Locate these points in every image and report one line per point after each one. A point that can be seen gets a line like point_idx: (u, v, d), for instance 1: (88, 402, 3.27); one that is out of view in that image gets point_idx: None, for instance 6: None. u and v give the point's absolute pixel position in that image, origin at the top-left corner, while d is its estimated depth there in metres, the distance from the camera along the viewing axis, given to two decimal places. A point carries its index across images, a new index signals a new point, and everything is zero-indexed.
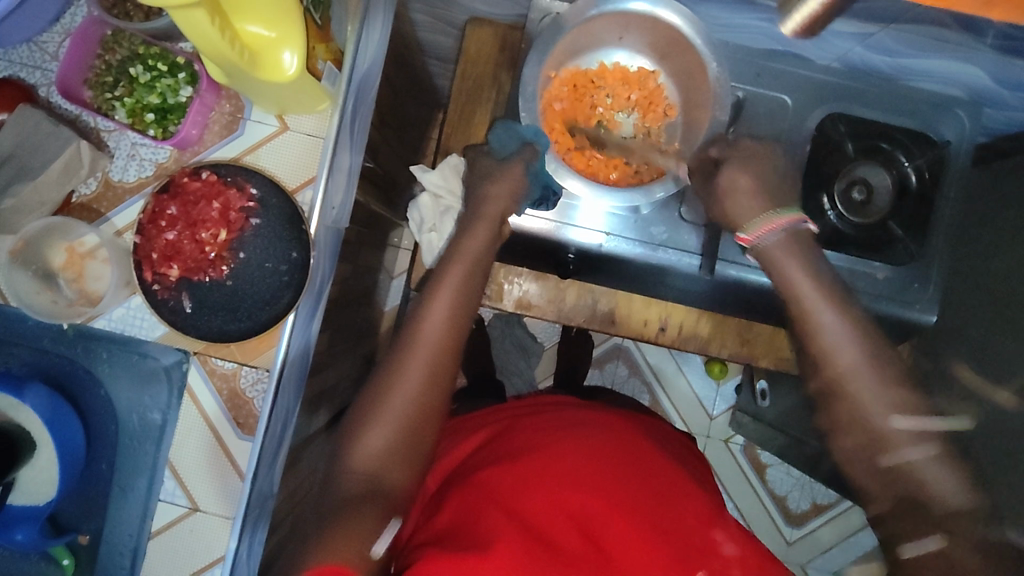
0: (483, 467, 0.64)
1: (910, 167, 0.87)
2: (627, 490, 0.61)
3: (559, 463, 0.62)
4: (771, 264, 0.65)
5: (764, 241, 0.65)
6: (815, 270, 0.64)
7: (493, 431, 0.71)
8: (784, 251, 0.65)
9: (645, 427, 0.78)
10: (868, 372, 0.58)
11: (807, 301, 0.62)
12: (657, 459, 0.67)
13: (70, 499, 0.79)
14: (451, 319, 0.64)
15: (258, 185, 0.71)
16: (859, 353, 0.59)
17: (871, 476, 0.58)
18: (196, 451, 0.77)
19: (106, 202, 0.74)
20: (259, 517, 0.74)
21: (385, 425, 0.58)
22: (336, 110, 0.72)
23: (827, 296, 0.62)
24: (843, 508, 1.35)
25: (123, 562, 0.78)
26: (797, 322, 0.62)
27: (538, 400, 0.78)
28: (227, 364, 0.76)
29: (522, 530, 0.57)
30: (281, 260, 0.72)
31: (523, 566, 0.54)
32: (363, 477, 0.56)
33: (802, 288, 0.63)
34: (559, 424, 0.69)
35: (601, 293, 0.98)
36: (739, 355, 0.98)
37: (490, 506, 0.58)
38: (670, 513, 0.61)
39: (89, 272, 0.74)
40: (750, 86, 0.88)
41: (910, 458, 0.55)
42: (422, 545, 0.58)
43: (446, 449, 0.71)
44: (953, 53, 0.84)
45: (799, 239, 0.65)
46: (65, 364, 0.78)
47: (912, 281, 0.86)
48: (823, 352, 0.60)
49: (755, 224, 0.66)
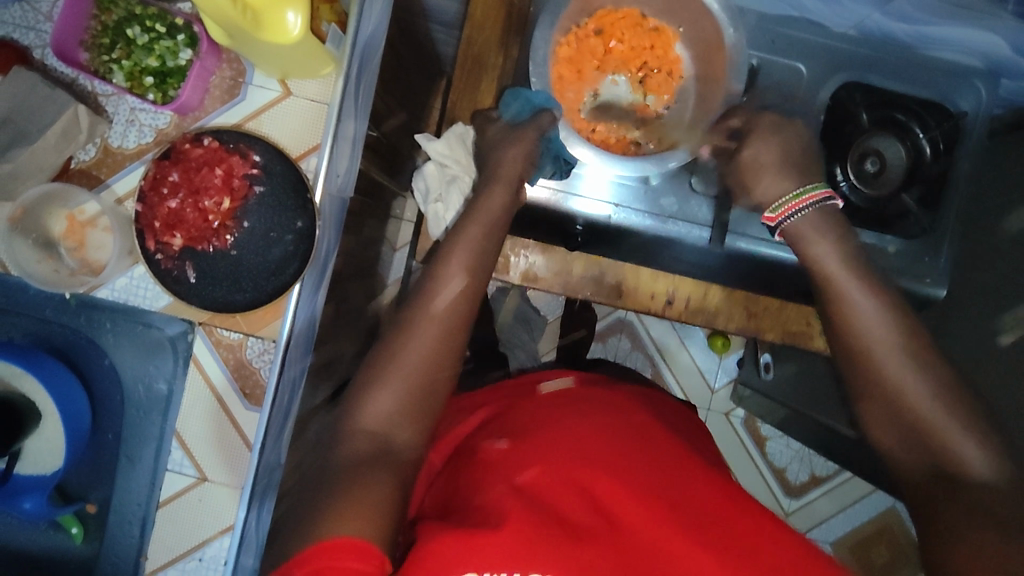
0: (490, 443, 0.63)
1: (924, 138, 0.86)
2: (634, 461, 0.61)
3: (568, 438, 0.61)
4: (800, 242, 0.67)
5: (789, 219, 0.67)
6: (848, 253, 0.65)
7: (496, 409, 0.70)
8: (813, 232, 0.66)
9: (653, 404, 0.77)
10: (903, 353, 0.58)
11: (837, 281, 0.63)
12: (665, 436, 0.66)
13: (78, 469, 0.79)
14: (467, 295, 0.63)
15: (261, 152, 0.70)
16: (893, 328, 0.59)
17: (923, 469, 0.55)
18: (203, 419, 0.76)
19: (106, 168, 0.72)
20: (267, 488, 0.76)
21: (401, 396, 0.58)
22: (341, 76, 0.69)
23: (859, 277, 0.62)
24: (841, 480, 1.37)
25: (133, 531, 0.78)
26: (831, 299, 0.63)
27: (540, 375, 0.78)
28: (233, 334, 0.75)
29: (529, 505, 0.56)
30: (287, 230, 0.70)
31: (533, 541, 0.53)
32: (373, 437, 0.56)
33: (832, 270, 0.64)
34: (564, 404, 0.68)
35: (609, 265, 0.92)
36: (747, 330, 0.94)
37: (500, 484, 0.58)
38: (677, 484, 0.60)
39: (90, 241, 0.73)
40: (765, 52, 0.89)
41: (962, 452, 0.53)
42: (428, 521, 0.58)
43: (451, 424, 0.71)
44: (974, 19, 0.81)
45: (831, 219, 0.67)
46: (68, 335, 0.77)
47: (923, 255, 0.88)
48: (847, 325, 0.61)
49: (782, 204, 0.68)
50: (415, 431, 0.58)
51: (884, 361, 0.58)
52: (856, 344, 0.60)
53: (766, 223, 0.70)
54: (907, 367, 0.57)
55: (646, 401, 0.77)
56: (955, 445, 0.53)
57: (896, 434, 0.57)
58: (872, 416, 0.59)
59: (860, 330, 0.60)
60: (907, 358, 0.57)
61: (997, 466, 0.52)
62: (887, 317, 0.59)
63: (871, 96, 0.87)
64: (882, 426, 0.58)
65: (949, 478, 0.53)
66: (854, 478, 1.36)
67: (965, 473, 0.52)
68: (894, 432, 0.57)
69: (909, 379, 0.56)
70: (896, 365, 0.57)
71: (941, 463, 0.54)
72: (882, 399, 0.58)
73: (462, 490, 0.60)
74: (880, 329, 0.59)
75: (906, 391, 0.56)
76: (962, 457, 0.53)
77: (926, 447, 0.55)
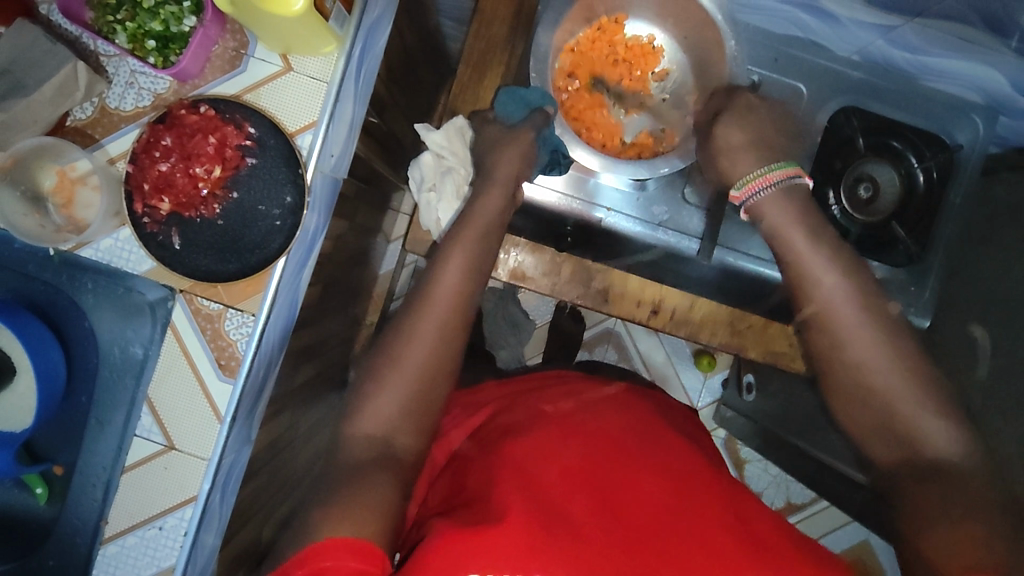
0: (493, 442, 0.64)
1: (920, 167, 0.90)
2: (637, 459, 0.60)
3: (571, 436, 0.62)
4: (765, 219, 0.68)
5: (756, 196, 0.68)
6: (817, 231, 0.66)
7: (497, 407, 0.71)
8: (778, 206, 0.67)
9: (655, 404, 0.77)
10: (866, 329, 0.59)
11: (803, 262, 0.64)
12: (665, 432, 0.67)
13: (48, 429, 0.79)
14: (455, 286, 0.63)
15: (256, 125, 0.71)
16: (861, 320, 0.60)
17: (888, 449, 0.57)
18: (175, 388, 0.74)
19: (101, 129, 0.73)
20: (233, 466, 0.77)
21: (382, 381, 0.58)
22: (343, 55, 0.72)
23: (825, 253, 0.64)
24: (818, 509, 1.36)
25: (95, 494, 0.76)
26: (797, 278, 0.65)
27: (542, 374, 0.78)
28: (213, 304, 0.74)
29: (534, 500, 0.55)
30: (276, 205, 0.71)
31: (541, 538, 0.52)
32: (375, 442, 0.56)
33: (799, 249, 0.65)
34: (560, 406, 0.67)
35: (597, 270, 0.94)
36: (728, 345, 0.96)
37: (505, 481, 0.57)
38: (684, 485, 0.59)
39: (79, 199, 0.73)
40: (766, 70, 0.92)
41: (926, 431, 0.55)
42: (433, 518, 0.58)
43: (452, 423, 0.72)
44: (976, 54, 0.82)
45: (795, 194, 0.68)
46: (50, 293, 0.77)
47: (909, 283, 0.90)
48: (822, 308, 0.62)
49: (746, 181, 0.68)
50: (409, 429, 0.57)
51: (858, 350, 0.59)
52: (823, 330, 0.61)
53: (733, 201, 0.72)
54: (870, 355, 0.58)
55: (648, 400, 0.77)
56: (922, 428, 0.56)
57: (859, 408, 0.59)
58: (846, 410, 0.60)
59: (824, 305, 0.62)
60: (875, 342, 0.59)
61: (961, 442, 0.55)
62: (853, 303, 0.61)
63: (869, 120, 0.91)
64: (857, 415, 0.59)
65: (914, 455, 0.56)
66: (831, 508, 1.35)
67: (932, 453, 0.55)
68: (864, 418, 0.59)
69: (872, 357, 0.58)
70: (868, 355, 0.59)
71: (908, 444, 0.56)
72: (854, 391, 0.59)
73: (467, 486, 0.60)
74: (854, 314, 0.60)
75: (871, 374, 0.58)
76: (928, 436, 0.55)
77: (898, 438, 0.57)
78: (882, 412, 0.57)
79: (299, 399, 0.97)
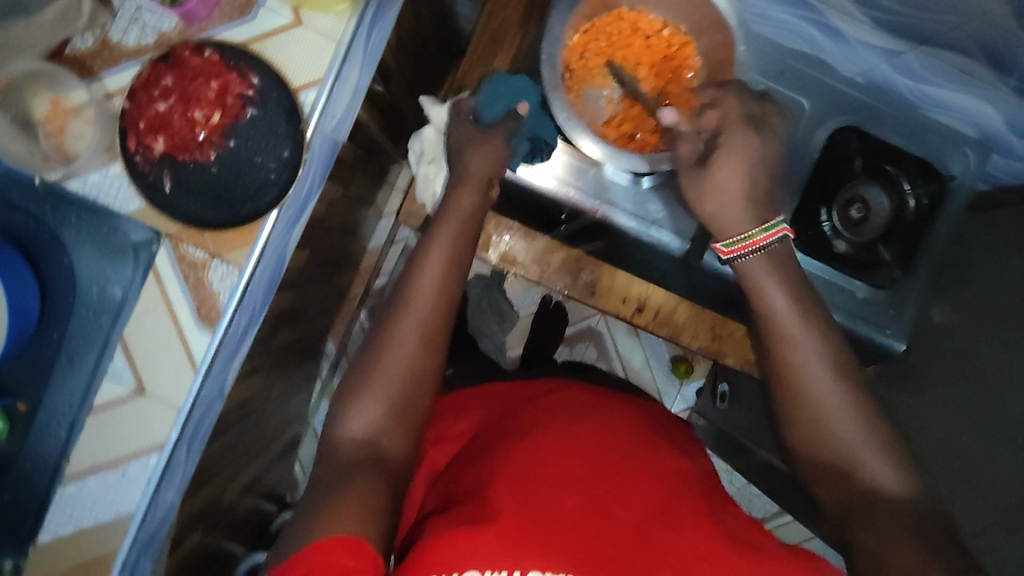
0: (485, 448, 0.65)
1: (911, 193, 0.91)
2: (613, 463, 0.61)
3: (559, 441, 0.62)
4: (747, 280, 0.68)
5: (741, 256, 0.68)
6: (792, 291, 0.67)
7: (490, 416, 0.72)
8: (760, 267, 0.68)
9: (643, 409, 0.78)
10: (833, 381, 0.62)
11: (773, 313, 0.66)
12: (651, 439, 0.67)
13: (14, 362, 0.77)
14: (439, 285, 0.63)
15: (261, 76, 0.70)
16: (824, 368, 0.62)
17: (833, 494, 0.60)
18: (152, 333, 0.73)
19: (101, 62, 0.71)
20: (204, 419, 0.76)
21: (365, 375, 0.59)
22: (355, 16, 0.71)
23: (797, 307, 0.66)
24: (778, 524, 1.39)
25: (58, 433, 0.75)
26: (766, 331, 0.66)
27: (535, 381, 0.79)
28: (198, 253, 0.72)
29: (524, 500, 0.56)
30: (272, 158, 0.71)
31: (530, 538, 0.52)
32: (361, 445, 0.56)
33: (775, 307, 0.66)
34: (542, 412, 0.68)
35: (586, 262, 0.97)
36: (707, 349, 0.99)
37: (497, 480, 0.58)
38: (660, 492, 0.59)
39: (71, 130, 0.71)
40: (772, 81, 0.95)
41: (878, 474, 0.57)
42: (432, 517, 0.59)
43: (444, 430, 0.74)
44: (976, 89, 0.83)
45: (775, 258, 0.68)
46: (29, 225, 0.75)
47: (888, 307, 0.93)
48: (787, 358, 0.64)
49: (736, 241, 0.69)
50: (394, 428, 0.58)
51: (816, 390, 0.62)
52: (791, 380, 0.63)
53: (716, 255, 0.71)
54: (839, 403, 0.61)
55: (640, 407, 0.77)
56: (870, 470, 0.58)
57: (818, 451, 0.61)
58: (800, 448, 0.63)
59: (791, 359, 0.64)
60: (837, 386, 0.61)
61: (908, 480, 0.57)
62: (822, 356, 0.63)
63: (867, 142, 0.92)
64: (813, 453, 0.61)
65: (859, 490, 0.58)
66: (791, 524, 1.38)
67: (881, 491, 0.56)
68: (818, 460, 0.61)
69: (833, 402, 0.61)
70: (831, 400, 0.61)
71: (857, 484, 0.58)
72: (817, 437, 0.61)
73: (462, 487, 0.61)
74: (815, 364, 0.62)
75: (832, 420, 0.60)
76: (878, 476, 0.57)
77: (853, 476, 0.59)
78: (839, 456, 0.60)
79: (275, 363, 0.96)
